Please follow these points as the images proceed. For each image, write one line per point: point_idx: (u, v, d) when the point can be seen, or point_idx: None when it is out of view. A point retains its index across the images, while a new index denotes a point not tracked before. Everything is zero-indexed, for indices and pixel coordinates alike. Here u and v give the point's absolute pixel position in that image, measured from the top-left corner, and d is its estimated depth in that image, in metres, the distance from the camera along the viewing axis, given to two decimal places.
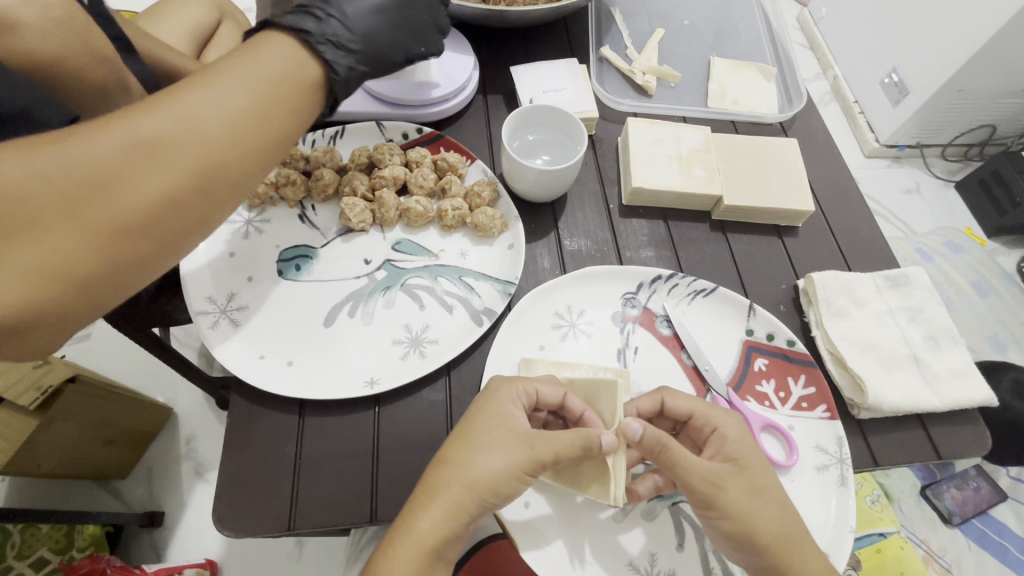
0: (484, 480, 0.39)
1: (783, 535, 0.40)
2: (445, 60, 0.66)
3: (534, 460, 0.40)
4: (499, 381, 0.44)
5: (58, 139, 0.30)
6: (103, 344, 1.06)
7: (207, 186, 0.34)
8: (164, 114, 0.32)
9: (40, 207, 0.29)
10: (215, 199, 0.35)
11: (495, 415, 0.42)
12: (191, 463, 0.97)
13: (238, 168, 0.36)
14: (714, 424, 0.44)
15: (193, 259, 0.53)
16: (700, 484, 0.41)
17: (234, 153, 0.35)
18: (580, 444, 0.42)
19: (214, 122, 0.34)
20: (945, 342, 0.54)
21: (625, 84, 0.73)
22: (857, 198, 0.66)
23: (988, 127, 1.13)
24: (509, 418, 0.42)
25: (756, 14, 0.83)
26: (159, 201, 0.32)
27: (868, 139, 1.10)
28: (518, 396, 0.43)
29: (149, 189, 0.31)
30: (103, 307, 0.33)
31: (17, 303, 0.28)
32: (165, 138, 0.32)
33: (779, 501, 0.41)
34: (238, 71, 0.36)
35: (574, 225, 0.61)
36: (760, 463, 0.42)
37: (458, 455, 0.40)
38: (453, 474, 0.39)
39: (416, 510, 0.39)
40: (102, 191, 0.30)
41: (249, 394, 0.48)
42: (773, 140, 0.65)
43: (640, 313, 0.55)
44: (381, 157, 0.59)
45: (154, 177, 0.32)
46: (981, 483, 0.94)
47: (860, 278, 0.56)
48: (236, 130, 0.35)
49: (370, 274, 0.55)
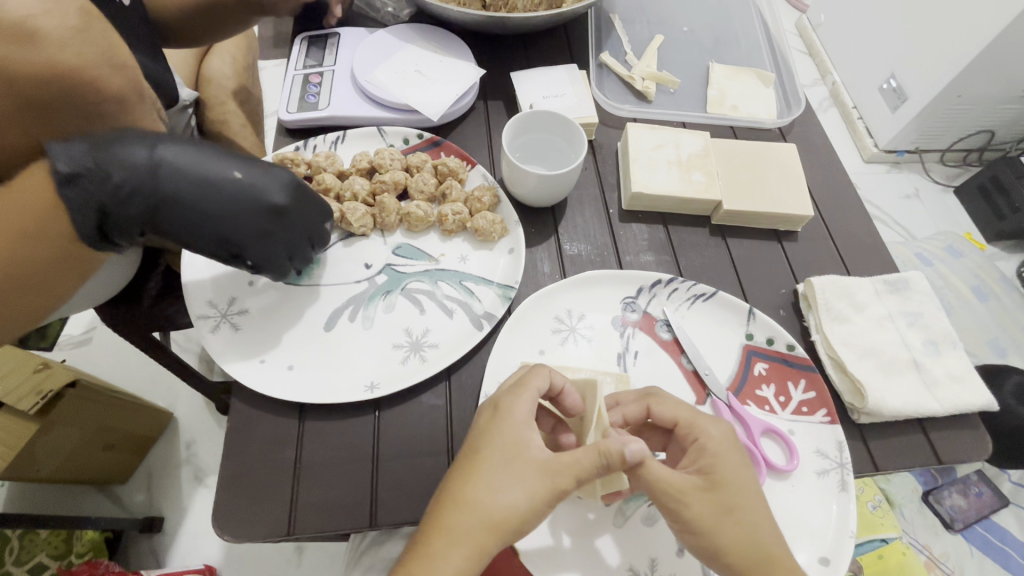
0: (507, 517, 0.38)
1: (749, 552, 0.40)
2: (448, 70, 0.67)
3: (557, 488, 0.39)
4: (508, 400, 0.43)
5: None
6: (106, 347, 1.07)
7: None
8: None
9: None
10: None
11: (508, 443, 0.41)
12: (191, 468, 0.97)
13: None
14: (696, 435, 0.43)
15: (194, 262, 0.53)
16: (668, 495, 0.40)
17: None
18: (601, 464, 0.39)
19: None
20: (945, 347, 0.54)
21: (624, 89, 0.74)
22: (856, 202, 0.66)
23: (987, 132, 1.14)
24: (524, 444, 0.41)
25: (756, 21, 0.83)
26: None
27: (867, 144, 1.12)
28: (531, 417, 0.42)
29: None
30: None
31: None
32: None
33: (750, 519, 0.40)
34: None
35: (574, 230, 0.61)
36: (737, 478, 0.41)
37: (470, 493, 0.39)
38: (473, 514, 0.38)
39: (435, 555, 0.37)
40: None
41: (250, 399, 0.48)
42: (773, 145, 0.65)
43: (640, 317, 0.55)
44: (381, 162, 0.60)
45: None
46: (983, 488, 0.93)
47: (860, 282, 0.57)
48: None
49: (371, 279, 0.55)
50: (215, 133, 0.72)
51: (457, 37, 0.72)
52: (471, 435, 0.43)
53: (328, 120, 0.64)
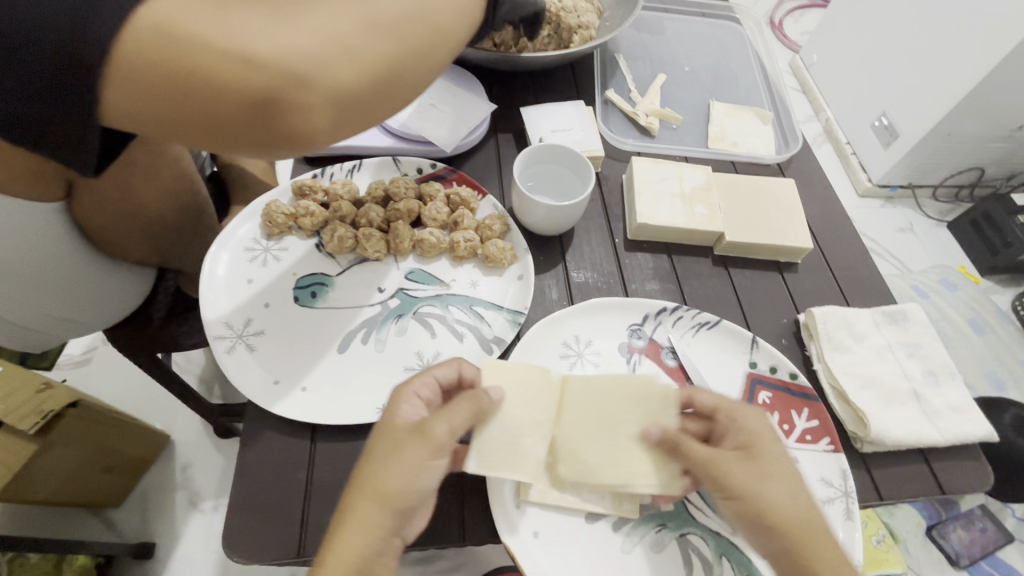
0: (390, 488, 0.39)
1: (797, 520, 0.40)
2: (462, 104, 0.70)
3: (435, 447, 0.41)
4: (400, 385, 0.46)
5: None
6: (108, 367, 1.07)
7: (326, 52, 0.32)
8: (360, 10, 0.34)
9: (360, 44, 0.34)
10: (308, 121, 0.34)
11: (389, 415, 0.43)
12: (186, 492, 0.96)
13: (367, 71, 0.34)
14: (734, 416, 0.45)
15: (212, 284, 0.55)
16: (709, 463, 0.42)
17: (371, 43, 0.34)
18: (472, 408, 0.43)
19: (386, 16, 0.35)
20: (943, 377, 0.55)
21: (628, 124, 0.77)
22: (852, 235, 0.68)
23: (976, 170, 1.18)
24: (400, 415, 0.43)
25: (753, 62, 0.88)
26: (276, 55, 0.31)
27: (861, 178, 1.17)
28: (419, 391, 0.45)
29: (264, 34, 0.31)
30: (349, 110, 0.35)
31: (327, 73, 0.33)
32: (337, 34, 0.33)
33: (793, 485, 0.41)
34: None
35: (580, 258, 0.63)
36: (773, 451, 0.43)
37: (359, 471, 0.41)
38: (364, 485, 0.40)
39: (334, 537, 0.38)
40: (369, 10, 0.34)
41: (263, 419, 0.49)
42: (772, 180, 0.68)
43: (646, 343, 0.56)
44: (397, 190, 0.62)
45: (246, 16, 0.31)
46: (987, 524, 0.93)
47: (859, 313, 0.58)
48: (381, 29, 0.35)
49: (383, 302, 0.56)
50: (230, 160, 0.75)
51: (470, 72, 0.75)
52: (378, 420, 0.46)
53: (345, 150, 0.66)
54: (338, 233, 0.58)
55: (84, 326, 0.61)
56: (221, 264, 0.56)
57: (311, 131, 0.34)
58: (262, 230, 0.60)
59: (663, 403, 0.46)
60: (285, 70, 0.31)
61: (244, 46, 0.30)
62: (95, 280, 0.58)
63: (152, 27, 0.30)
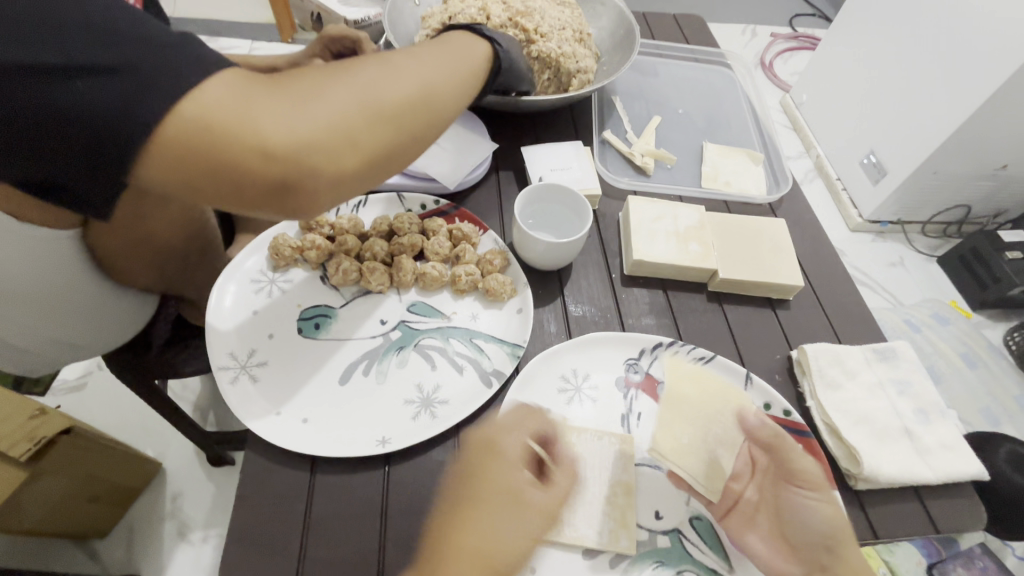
0: (498, 558, 0.38)
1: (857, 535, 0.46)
2: (464, 142, 0.73)
3: (544, 515, 0.41)
4: (502, 438, 0.44)
5: (391, 67, 0.41)
6: (102, 393, 1.07)
7: (337, 143, 0.37)
8: (366, 105, 0.39)
9: (364, 135, 0.39)
10: (311, 198, 0.38)
11: (506, 485, 0.41)
12: (174, 523, 0.94)
13: (370, 154, 0.39)
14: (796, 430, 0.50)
15: (218, 315, 0.56)
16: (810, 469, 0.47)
17: (375, 131, 0.39)
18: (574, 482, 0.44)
19: (387, 107, 0.39)
20: (934, 415, 0.56)
21: (624, 164, 0.80)
22: (842, 273, 0.70)
23: (962, 207, 1.22)
24: (518, 486, 0.41)
25: (744, 104, 0.92)
26: (290, 148, 0.35)
27: (851, 214, 1.19)
28: (524, 457, 0.43)
29: (279, 128, 0.35)
30: (347, 187, 0.40)
31: (332, 160, 0.37)
32: (344, 127, 0.37)
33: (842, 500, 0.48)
34: (450, 60, 0.47)
35: (578, 292, 0.64)
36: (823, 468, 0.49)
37: (460, 537, 0.39)
38: (465, 548, 0.38)
39: None
40: (374, 100, 0.39)
41: (263, 450, 0.49)
42: (764, 220, 0.70)
43: (642, 378, 0.57)
44: (401, 224, 0.63)
45: (264, 111, 0.35)
46: (987, 562, 0.92)
47: (850, 350, 0.60)
48: (385, 118, 0.39)
49: (385, 334, 0.57)
50: None
51: (473, 113, 0.79)
52: (462, 473, 0.43)
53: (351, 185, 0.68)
54: (343, 266, 0.59)
55: (86, 351, 0.62)
56: (228, 296, 0.57)
57: (316, 204, 0.40)
58: (268, 262, 0.61)
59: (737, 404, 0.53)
60: (299, 159, 0.36)
61: (267, 140, 0.35)
62: (99, 307, 0.59)
63: (185, 115, 0.33)
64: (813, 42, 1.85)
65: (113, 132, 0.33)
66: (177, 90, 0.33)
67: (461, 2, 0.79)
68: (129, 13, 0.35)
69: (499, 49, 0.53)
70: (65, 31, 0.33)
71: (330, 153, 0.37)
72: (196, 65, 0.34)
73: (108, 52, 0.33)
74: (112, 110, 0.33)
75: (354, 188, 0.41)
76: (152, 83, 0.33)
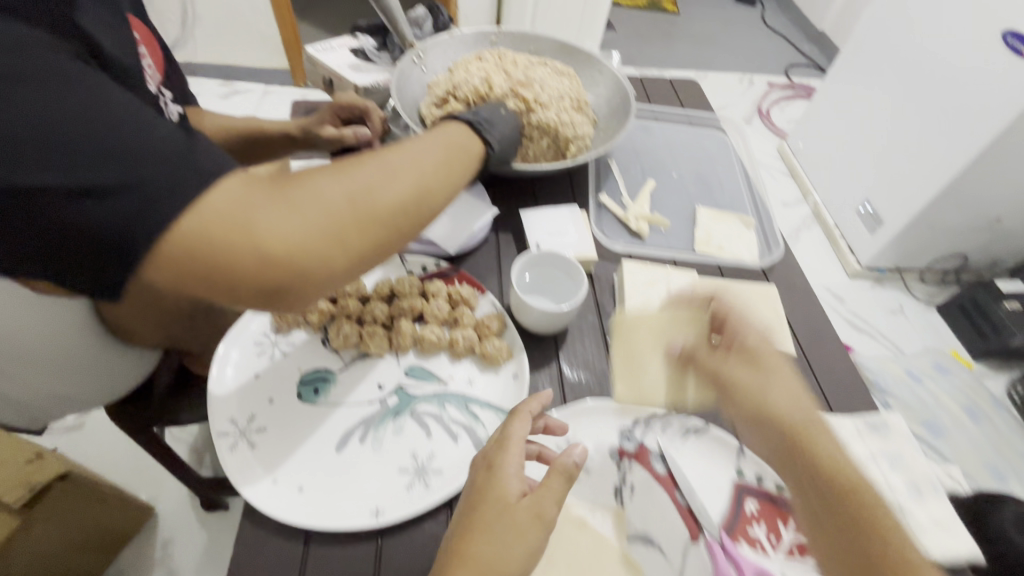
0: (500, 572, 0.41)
1: (805, 424, 0.49)
2: (465, 205, 0.76)
3: (538, 517, 0.43)
4: (496, 452, 0.47)
5: (385, 168, 0.45)
6: (98, 434, 1.07)
7: (329, 248, 0.41)
8: (361, 209, 0.42)
9: (358, 236, 0.42)
10: (306, 296, 0.42)
11: (499, 494, 0.44)
12: (164, 570, 0.94)
13: (359, 256, 0.43)
14: (738, 330, 0.56)
15: (220, 382, 0.57)
16: (721, 372, 0.54)
17: (364, 236, 0.43)
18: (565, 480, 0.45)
19: (380, 210, 0.43)
20: (927, 491, 0.56)
21: (620, 227, 0.82)
22: (833, 338, 0.72)
23: (960, 256, 1.29)
24: (508, 497, 0.44)
25: (737, 167, 0.95)
26: (291, 256, 0.39)
27: (850, 260, 1.30)
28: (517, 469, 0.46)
29: (282, 237, 0.38)
30: (341, 282, 0.44)
31: (329, 262, 0.41)
32: (340, 232, 0.41)
33: (794, 393, 0.51)
34: (440, 154, 0.51)
35: (573, 355, 0.66)
36: (777, 366, 0.53)
37: (468, 548, 0.42)
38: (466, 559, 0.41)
39: None
40: (368, 204, 0.43)
41: (258, 519, 0.49)
42: (755, 286, 0.72)
43: (636, 448, 0.58)
44: (402, 288, 0.66)
45: (268, 222, 0.38)
46: None
47: (841, 421, 0.60)
48: (373, 221, 0.43)
49: (382, 400, 0.58)
50: None
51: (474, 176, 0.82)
52: (467, 493, 0.46)
53: None
54: (344, 330, 0.61)
55: (82, 406, 0.63)
56: (229, 363, 0.59)
57: (306, 300, 0.43)
58: (272, 324, 0.63)
59: (671, 328, 0.61)
60: (298, 265, 0.39)
61: (264, 248, 0.38)
62: (101, 367, 0.60)
63: (195, 228, 0.36)
64: (808, 91, 1.94)
65: (122, 248, 0.36)
66: (184, 205, 0.36)
67: (466, 72, 0.84)
68: (137, 126, 0.38)
69: (492, 152, 0.59)
70: (68, 152, 0.35)
71: (327, 256, 0.41)
72: (196, 179, 0.37)
73: (117, 171, 0.35)
74: (123, 222, 0.35)
75: (347, 282, 0.44)
76: (157, 200, 0.36)
